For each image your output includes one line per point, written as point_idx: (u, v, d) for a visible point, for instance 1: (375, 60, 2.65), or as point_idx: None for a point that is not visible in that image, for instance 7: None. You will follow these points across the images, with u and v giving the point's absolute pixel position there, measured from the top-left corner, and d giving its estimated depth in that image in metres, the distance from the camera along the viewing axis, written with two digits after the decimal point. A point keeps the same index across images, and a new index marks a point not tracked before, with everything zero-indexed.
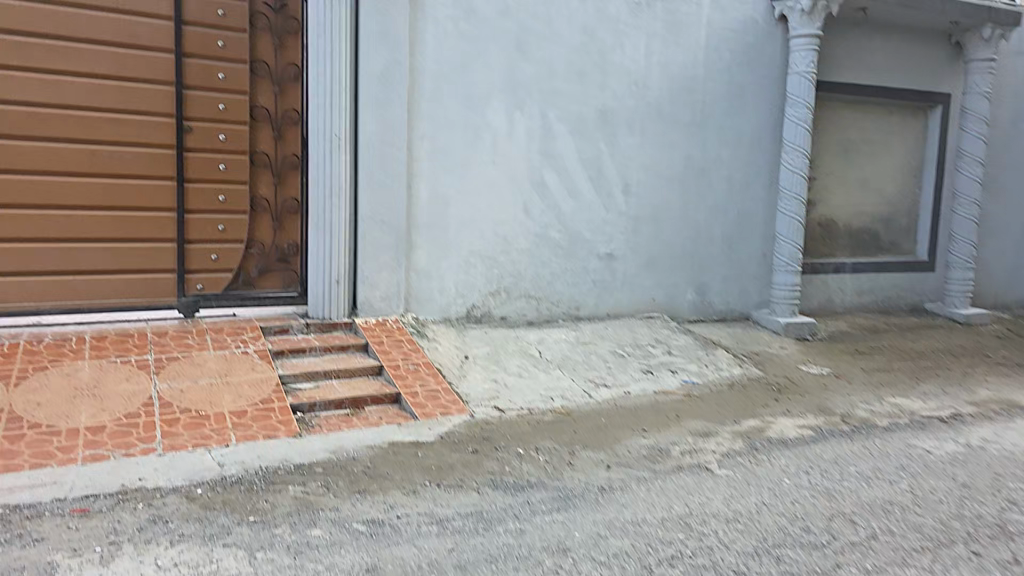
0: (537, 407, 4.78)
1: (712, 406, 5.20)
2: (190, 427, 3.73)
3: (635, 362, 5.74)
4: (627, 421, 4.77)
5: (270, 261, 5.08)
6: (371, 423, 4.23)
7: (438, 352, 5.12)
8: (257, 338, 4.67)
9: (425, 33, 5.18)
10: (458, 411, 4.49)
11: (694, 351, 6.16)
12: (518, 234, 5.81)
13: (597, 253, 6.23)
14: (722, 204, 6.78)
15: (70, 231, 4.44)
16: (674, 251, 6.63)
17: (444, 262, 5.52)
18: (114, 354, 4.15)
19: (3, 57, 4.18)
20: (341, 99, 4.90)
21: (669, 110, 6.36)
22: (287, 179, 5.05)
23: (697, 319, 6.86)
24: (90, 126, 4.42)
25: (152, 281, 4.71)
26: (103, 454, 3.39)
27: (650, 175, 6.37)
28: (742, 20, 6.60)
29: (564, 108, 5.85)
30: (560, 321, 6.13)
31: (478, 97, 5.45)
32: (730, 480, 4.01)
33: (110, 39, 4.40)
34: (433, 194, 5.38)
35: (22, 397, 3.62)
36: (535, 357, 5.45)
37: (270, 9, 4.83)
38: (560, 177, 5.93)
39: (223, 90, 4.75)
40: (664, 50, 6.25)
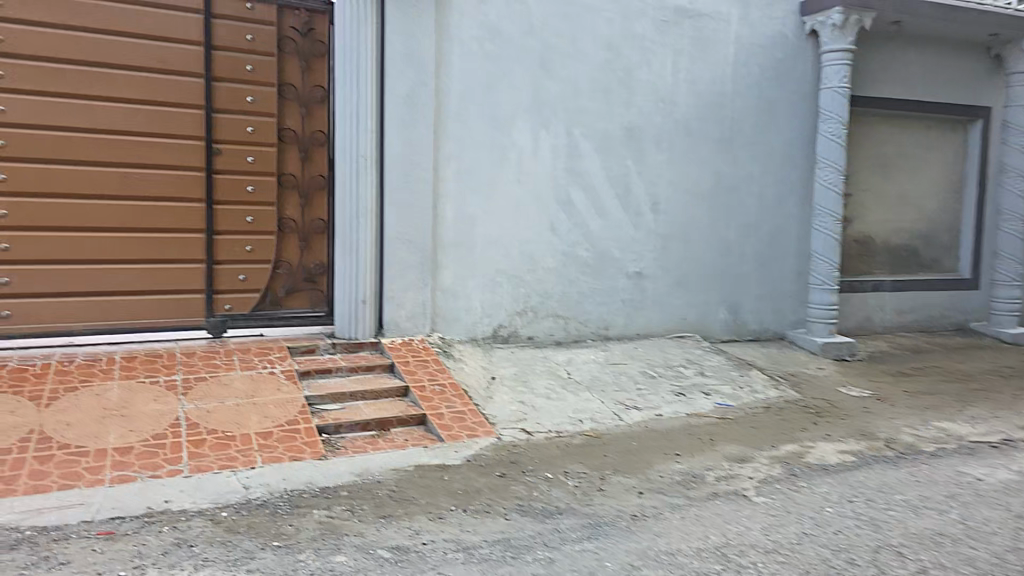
0: (566, 429, 4.66)
1: (747, 430, 5.02)
2: (216, 448, 3.70)
3: (666, 383, 5.59)
4: (659, 445, 4.61)
5: (297, 281, 5.09)
6: (397, 445, 4.16)
7: (464, 372, 5.05)
8: (284, 359, 4.67)
9: (451, 54, 5.18)
10: (485, 433, 4.40)
11: (727, 371, 5.98)
12: (545, 253, 5.74)
13: (626, 271, 6.13)
14: (754, 221, 6.63)
15: (103, 253, 4.51)
16: (705, 269, 6.49)
17: (470, 281, 5.47)
18: (143, 374, 4.18)
19: (41, 84, 4.26)
20: (367, 120, 4.92)
21: (697, 127, 6.26)
22: (315, 200, 5.07)
23: (730, 339, 6.69)
24: (123, 150, 4.49)
25: (181, 302, 4.75)
26: (131, 475, 3.36)
27: (679, 192, 6.26)
28: (772, 35, 6.49)
29: (590, 126, 5.79)
30: (588, 340, 6.02)
31: (504, 116, 5.43)
32: (768, 508, 3.83)
33: (143, 65, 4.48)
34: (459, 214, 5.35)
35: (53, 417, 3.62)
36: (563, 378, 5.35)
37: (298, 33, 4.88)
38: (588, 195, 5.86)
39: (252, 113, 4.81)
40: (692, 67, 6.18)
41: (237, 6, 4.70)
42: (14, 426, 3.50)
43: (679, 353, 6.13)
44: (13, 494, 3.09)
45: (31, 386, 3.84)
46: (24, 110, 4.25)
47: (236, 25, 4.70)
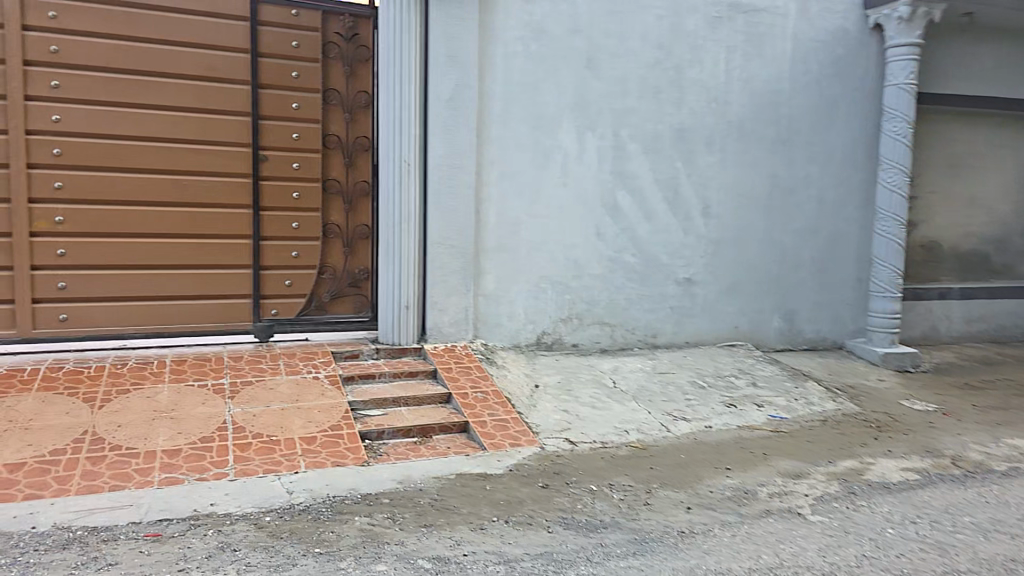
0: (611, 440, 4.54)
1: (802, 444, 4.79)
2: (261, 452, 3.72)
3: (716, 394, 5.40)
4: (709, 458, 4.44)
5: (341, 286, 5.12)
6: (439, 453, 4.11)
7: (507, 379, 4.98)
8: (328, 364, 4.70)
9: (495, 57, 5.14)
10: (528, 442, 4.31)
11: (781, 382, 5.74)
12: (590, 258, 5.63)
13: (675, 277, 5.97)
14: (810, 225, 6.37)
15: (156, 258, 4.63)
16: (758, 275, 6.27)
17: (513, 286, 5.40)
18: (192, 378, 4.25)
19: (98, 93, 4.39)
20: (410, 125, 4.92)
21: (751, 127, 6.06)
22: (359, 205, 5.10)
23: (783, 348, 6.45)
24: (175, 157, 4.60)
25: (230, 307, 4.84)
26: (178, 478, 3.39)
27: (731, 196, 6.07)
28: (831, 30, 6.24)
29: (638, 128, 5.66)
30: (634, 348, 5.89)
31: (548, 119, 5.35)
32: (826, 528, 3.62)
33: (195, 74, 4.59)
34: (502, 219, 5.30)
35: (106, 419, 3.70)
36: (609, 387, 5.22)
37: (342, 38, 4.91)
38: (635, 198, 5.73)
39: (297, 119, 4.87)
40: (745, 65, 5.98)
41: (282, 13, 4.75)
42: (69, 426, 3.58)
43: (730, 362, 5.94)
44: (67, 493, 3.13)
45: (86, 388, 3.94)
46: (79, 119, 4.37)
47: (282, 32, 4.76)
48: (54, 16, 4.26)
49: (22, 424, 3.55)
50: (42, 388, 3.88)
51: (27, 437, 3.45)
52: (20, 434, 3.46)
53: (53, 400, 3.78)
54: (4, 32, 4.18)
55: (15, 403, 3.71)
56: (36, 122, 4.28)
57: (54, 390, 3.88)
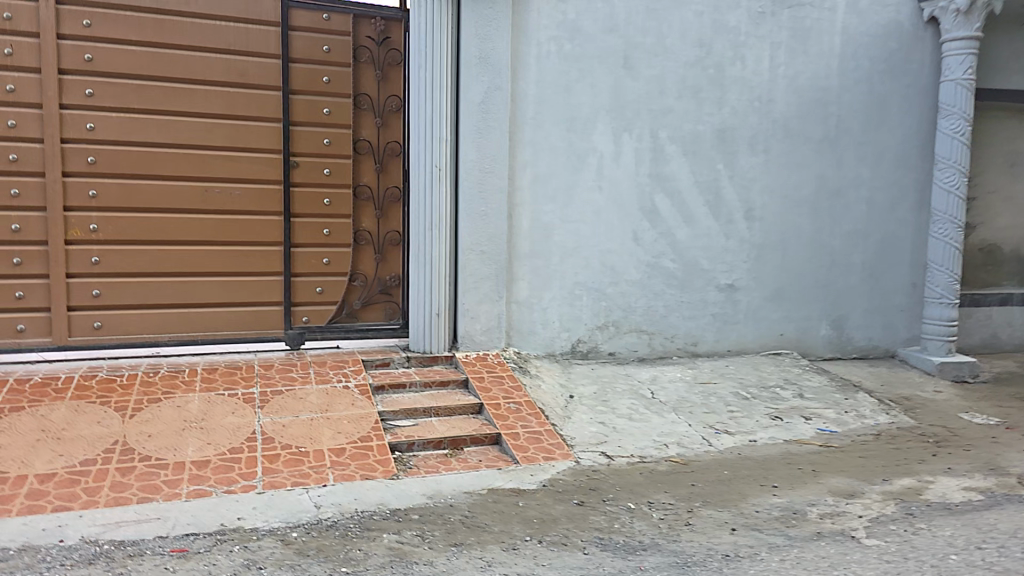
0: (649, 454, 4.34)
1: (855, 460, 4.51)
2: (290, 464, 3.64)
3: (761, 406, 5.15)
4: (754, 475, 4.20)
5: (373, 293, 5.05)
6: (471, 466, 3.97)
7: (541, 390, 4.82)
8: (358, 373, 4.63)
9: (528, 57, 5.00)
10: (562, 456, 4.14)
11: (830, 394, 5.46)
12: (627, 264, 5.44)
13: (716, 283, 5.74)
14: (860, 228, 6.05)
15: (189, 265, 4.62)
16: (805, 280, 5.98)
17: (546, 293, 5.25)
18: (222, 387, 4.22)
19: (128, 100, 4.40)
20: (441, 130, 4.81)
21: (797, 127, 5.79)
22: (390, 211, 5.03)
23: (833, 357, 6.16)
24: (206, 164, 4.59)
25: (261, 314, 4.81)
26: (206, 490, 3.33)
27: (776, 198, 5.80)
28: (884, 23, 5.92)
29: (677, 129, 5.45)
30: (673, 357, 5.69)
31: (583, 120, 5.18)
32: (882, 553, 3.36)
33: (225, 80, 4.57)
34: (535, 223, 5.15)
35: (136, 429, 3.67)
36: (647, 398, 5.02)
37: (374, 42, 4.84)
38: (674, 201, 5.52)
39: (328, 125, 4.81)
40: (791, 61, 5.72)
41: (313, 18, 4.70)
42: (101, 436, 3.57)
43: (774, 372, 5.68)
44: (95, 506, 3.09)
45: (118, 397, 3.93)
46: (112, 127, 4.38)
47: (313, 37, 4.71)
48: (87, 25, 4.28)
49: (55, 434, 3.54)
50: (75, 397, 3.88)
51: (59, 447, 3.44)
52: (52, 444, 3.45)
53: (85, 409, 3.77)
54: (42, 42, 4.21)
55: (48, 412, 3.71)
56: (70, 131, 4.31)
57: (87, 399, 3.87)
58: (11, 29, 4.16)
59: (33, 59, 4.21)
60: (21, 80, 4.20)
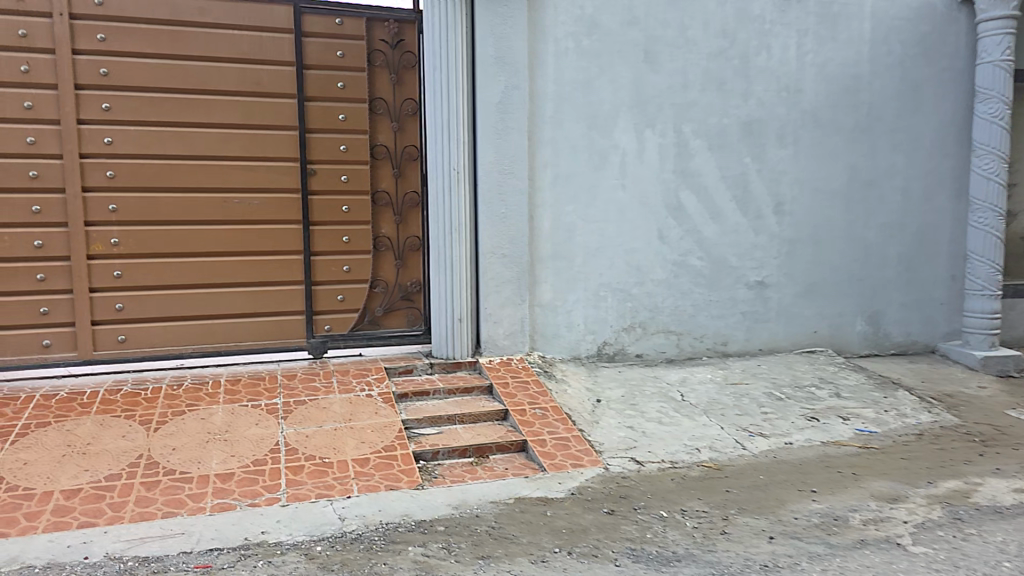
0: (681, 459, 4.20)
1: (897, 463, 4.31)
2: (314, 475, 3.58)
3: (795, 407, 4.97)
4: (791, 480, 4.04)
5: (394, 300, 5.00)
6: (497, 475, 3.88)
7: (567, 395, 4.71)
8: (381, 381, 4.58)
9: (546, 56, 4.90)
10: (591, 463, 4.03)
11: (868, 393, 5.25)
12: (653, 263, 5.31)
13: (746, 281, 5.58)
14: (896, 219, 5.85)
15: (211, 276, 4.62)
16: (838, 276, 5.79)
17: (570, 295, 5.14)
18: (246, 398, 4.20)
19: (146, 114, 4.42)
20: (459, 132, 4.74)
21: (827, 117, 5.60)
22: (409, 217, 4.97)
23: (870, 354, 5.95)
24: (225, 175, 4.58)
25: (282, 324, 4.79)
26: (230, 504, 3.28)
27: (806, 191, 5.62)
28: (916, 5, 5.71)
29: (701, 123, 5.30)
30: (703, 358, 5.54)
31: (604, 117, 5.06)
32: (931, 561, 3.19)
33: (241, 90, 4.56)
34: (557, 224, 5.04)
35: (160, 442, 3.66)
36: (677, 401, 4.88)
37: (388, 45, 4.80)
38: (699, 198, 5.37)
39: (344, 131, 4.78)
40: (819, 49, 5.52)
41: (326, 23, 4.66)
42: (126, 450, 3.56)
43: (809, 371, 5.49)
44: (120, 521, 3.07)
45: (143, 410, 3.94)
46: (130, 141, 4.40)
47: (327, 43, 4.68)
48: (102, 39, 4.30)
49: (80, 448, 3.54)
50: (101, 412, 3.89)
51: (85, 462, 3.44)
52: (78, 459, 3.45)
53: (110, 424, 3.77)
54: (60, 58, 4.23)
55: (74, 426, 3.72)
56: (88, 146, 4.33)
57: (112, 413, 3.88)
58: (28, 46, 4.19)
59: (52, 76, 4.24)
60: (39, 97, 4.24)
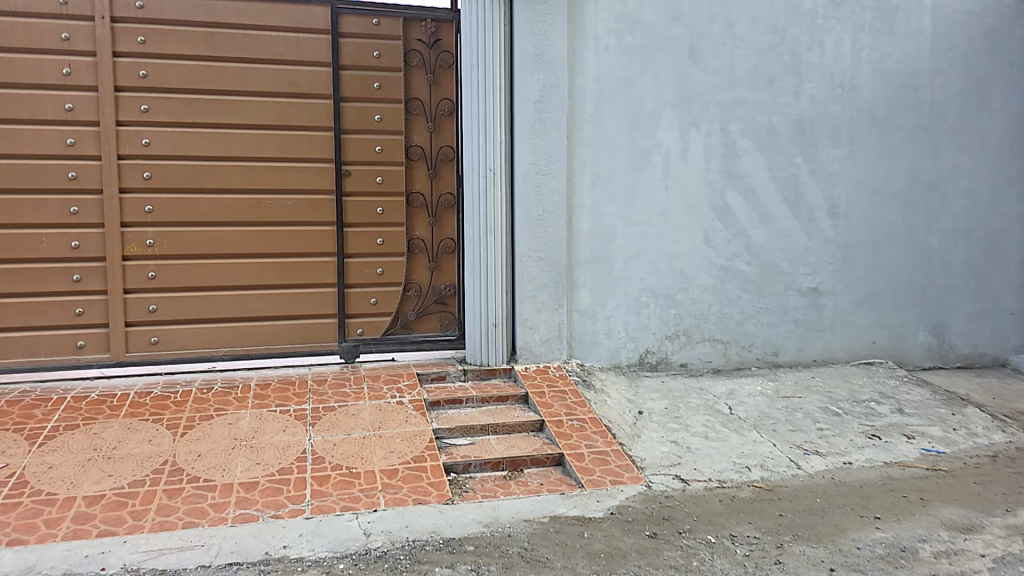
0: (729, 478, 3.91)
1: (970, 487, 3.92)
2: (340, 486, 3.42)
3: (854, 423, 4.60)
4: (852, 505, 3.69)
5: (427, 303, 4.85)
6: (532, 490, 3.65)
7: (607, 406, 4.46)
8: (413, 388, 4.42)
9: (585, 53, 4.64)
10: (631, 480, 3.76)
11: (933, 409, 4.85)
12: (698, 268, 5.03)
13: (798, 287, 5.24)
14: (961, 223, 5.46)
15: (242, 278, 4.54)
16: (898, 283, 5.42)
17: (610, 301, 4.89)
18: (274, 403, 4.10)
19: (183, 115, 4.33)
20: (495, 132, 4.54)
21: (885, 115, 5.23)
22: (444, 218, 4.81)
23: (932, 366, 5.54)
24: (258, 175, 4.48)
25: (315, 327, 4.69)
26: (253, 515, 3.14)
27: (864, 193, 5.26)
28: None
29: (750, 121, 4.97)
30: (752, 368, 5.22)
31: (646, 116, 4.78)
32: None
33: (277, 91, 4.44)
34: (596, 227, 4.79)
35: (186, 448, 3.57)
36: (725, 414, 4.57)
37: (425, 45, 4.63)
38: (748, 200, 5.05)
39: (379, 132, 4.63)
40: (876, 44, 5.16)
41: (364, 23, 4.52)
42: (150, 455, 3.48)
43: (867, 385, 5.11)
44: (140, 531, 2.97)
45: (170, 414, 3.87)
46: (166, 143, 4.32)
47: (364, 43, 4.53)
48: (143, 41, 4.22)
49: (106, 453, 3.47)
50: (129, 415, 3.83)
51: (109, 467, 3.36)
52: (102, 464, 3.38)
53: (137, 427, 3.71)
54: (98, 59, 4.17)
55: (101, 430, 3.67)
56: (126, 147, 4.26)
57: (139, 417, 3.82)
58: (69, 49, 4.14)
59: (88, 78, 4.17)
60: (80, 99, 4.18)
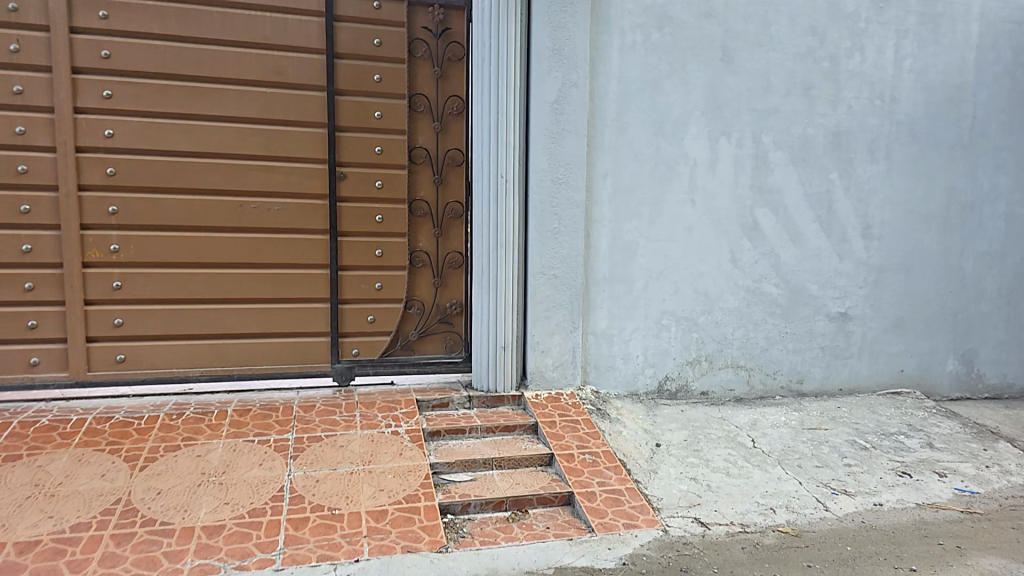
0: (753, 522, 3.42)
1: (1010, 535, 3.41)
2: (318, 531, 2.94)
3: (883, 459, 4.12)
4: (879, 554, 3.19)
5: (430, 322, 4.42)
6: (536, 535, 3.17)
7: (622, 437, 4.01)
8: (411, 416, 3.97)
9: (608, 49, 4.23)
10: (646, 522, 3.28)
11: (963, 444, 4.38)
12: (723, 289, 4.60)
13: (827, 312, 4.81)
14: (997, 248, 5.06)
15: (221, 290, 4.10)
16: (931, 310, 5.00)
17: (628, 324, 4.46)
18: (252, 432, 3.65)
19: (151, 103, 3.90)
20: (508, 135, 4.12)
21: (925, 130, 4.84)
22: (451, 229, 4.39)
23: (955, 396, 5.11)
24: (239, 176, 4.06)
25: (301, 346, 4.25)
26: (213, 566, 2.67)
27: (900, 212, 4.86)
28: None
29: (783, 131, 4.57)
30: (777, 398, 4.78)
31: (672, 122, 4.38)
32: None
33: (261, 81, 4.03)
34: (615, 243, 4.37)
35: (144, 484, 3.11)
36: (747, 448, 4.11)
37: (432, 34, 4.23)
38: (778, 216, 4.64)
39: (379, 130, 4.22)
40: (920, 52, 4.78)
41: (363, 7, 4.11)
42: (102, 493, 3.02)
43: (892, 417, 4.64)
44: None
45: (131, 445, 3.42)
46: (131, 134, 3.89)
47: (363, 30, 4.12)
48: (104, 16, 3.78)
49: (48, 490, 3.01)
50: (83, 445, 3.38)
51: (49, 507, 2.91)
52: (42, 503, 2.92)
53: (90, 460, 3.26)
54: (51, 36, 3.72)
55: (47, 463, 3.21)
56: (86, 139, 3.83)
57: (95, 447, 3.37)
58: (19, 21, 3.69)
59: (40, 57, 3.73)
60: (30, 81, 3.74)
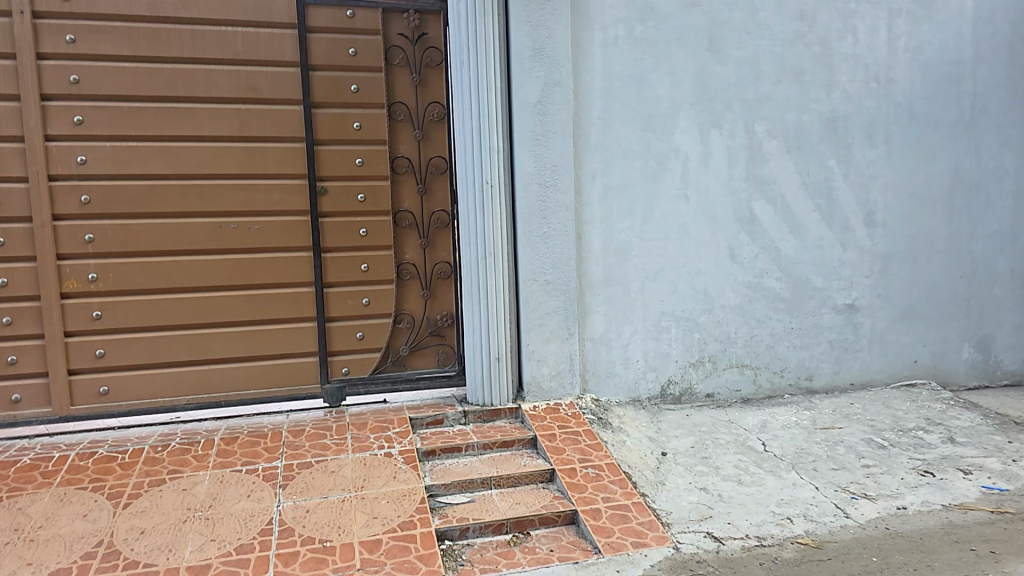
0: (769, 534, 3.28)
1: None
2: (309, 566, 2.83)
3: (902, 458, 3.96)
4: (911, 566, 3.03)
5: (421, 336, 4.31)
6: (539, 560, 3.05)
7: (626, 447, 3.87)
8: (405, 436, 3.85)
9: (590, 46, 4.08)
10: (657, 541, 3.15)
11: (987, 436, 4.21)
12: (722, 286, 4.46)
13: (832, 305, 4.66)
14: (1007, 228, 4.88)
15: (204, 314, 3.99)
16: (941, 296, 4.83)
17: (626, 328, 4.33)
18: (240, 462, 3.54)
19: (123, 126, 3.79)
20: (493, 140, 3.98)
21: (925, 110, 4.67)
22: (438, 239, 4.27)
23: (977, 386, 4.96)
24: (217, 197, 3.94)
25: (289, 368, 4.15)
26: None
27: (903, 197, 4.70)
28: None
29: (777, 121, 4.41)
30: (784, 396, 4.64)
31: (662, 117, 4.23)
32: None
33: (234, 97, 3.91)
34: (608, 245, 4.23)
35: (127, 524, 3.01)
36: (758, 452, 3.97)
37: (408, 40, 4.09)
38: (776, 208, 4.49)
39: (360, 142, 4.09)
40: (914, 31, 4.61)
41: (335, 15, 3.98)
42: (83, 535, 2.92)
43: (909, 411, 4.49)
44: None
45: (114, 481, 3.32)
46: (104, 159, 3.78)
47: (336, 39, 3.99)
48: (71, 40, 3.68)
49: (27, 535, 2.92)
50: (65, 484, 3.28)
51: (28, 554, 2.81)
52: (21, 550, 2.82)
53: (72, 500, 3.16)
54: (17, 63, 3.62)
55: (27, 505, 3.11)
56: (58, 167, 3.73)
57: (77, 486, 3.27)
58: None
59: (7, 85, 3.63)
60: None
